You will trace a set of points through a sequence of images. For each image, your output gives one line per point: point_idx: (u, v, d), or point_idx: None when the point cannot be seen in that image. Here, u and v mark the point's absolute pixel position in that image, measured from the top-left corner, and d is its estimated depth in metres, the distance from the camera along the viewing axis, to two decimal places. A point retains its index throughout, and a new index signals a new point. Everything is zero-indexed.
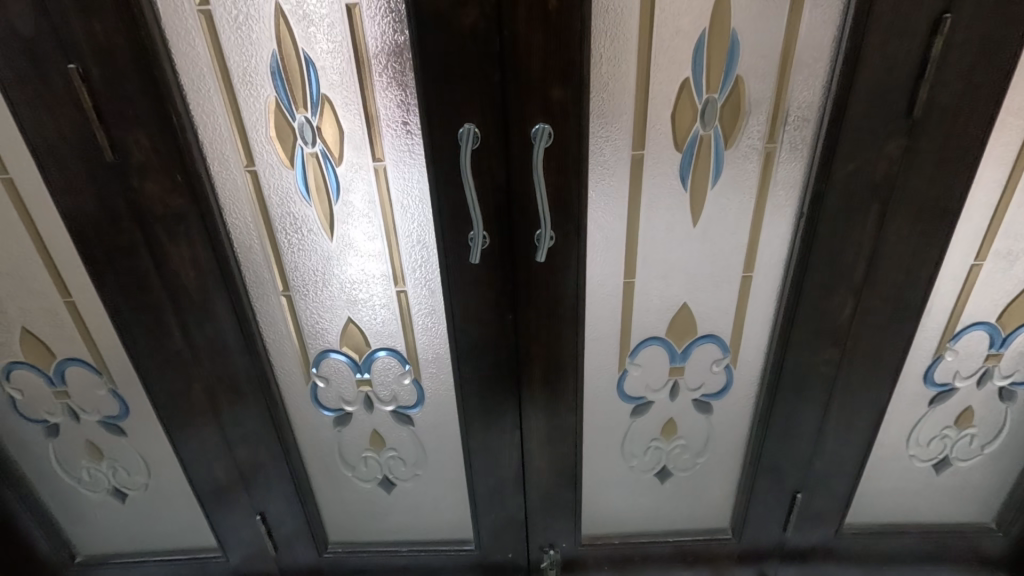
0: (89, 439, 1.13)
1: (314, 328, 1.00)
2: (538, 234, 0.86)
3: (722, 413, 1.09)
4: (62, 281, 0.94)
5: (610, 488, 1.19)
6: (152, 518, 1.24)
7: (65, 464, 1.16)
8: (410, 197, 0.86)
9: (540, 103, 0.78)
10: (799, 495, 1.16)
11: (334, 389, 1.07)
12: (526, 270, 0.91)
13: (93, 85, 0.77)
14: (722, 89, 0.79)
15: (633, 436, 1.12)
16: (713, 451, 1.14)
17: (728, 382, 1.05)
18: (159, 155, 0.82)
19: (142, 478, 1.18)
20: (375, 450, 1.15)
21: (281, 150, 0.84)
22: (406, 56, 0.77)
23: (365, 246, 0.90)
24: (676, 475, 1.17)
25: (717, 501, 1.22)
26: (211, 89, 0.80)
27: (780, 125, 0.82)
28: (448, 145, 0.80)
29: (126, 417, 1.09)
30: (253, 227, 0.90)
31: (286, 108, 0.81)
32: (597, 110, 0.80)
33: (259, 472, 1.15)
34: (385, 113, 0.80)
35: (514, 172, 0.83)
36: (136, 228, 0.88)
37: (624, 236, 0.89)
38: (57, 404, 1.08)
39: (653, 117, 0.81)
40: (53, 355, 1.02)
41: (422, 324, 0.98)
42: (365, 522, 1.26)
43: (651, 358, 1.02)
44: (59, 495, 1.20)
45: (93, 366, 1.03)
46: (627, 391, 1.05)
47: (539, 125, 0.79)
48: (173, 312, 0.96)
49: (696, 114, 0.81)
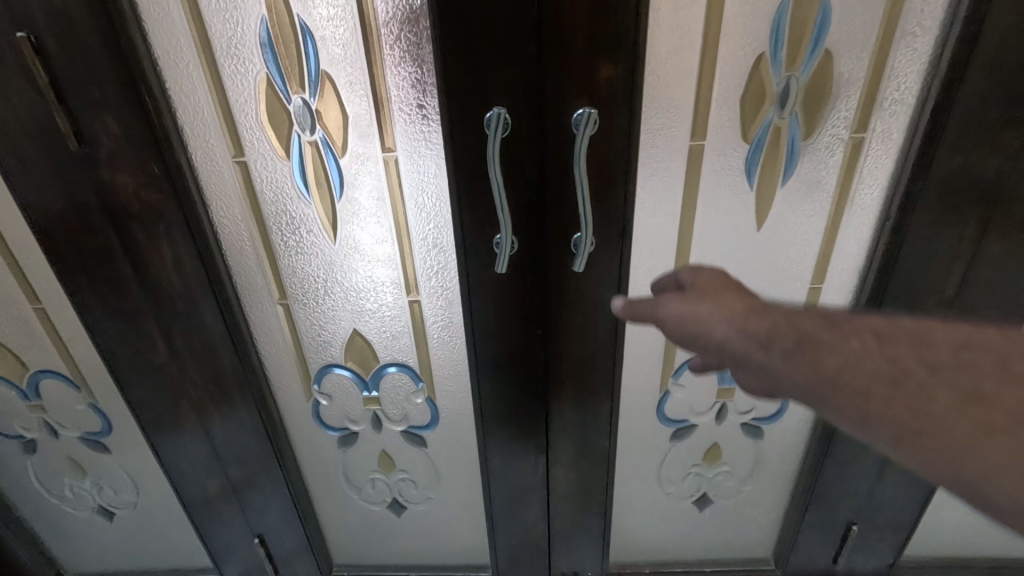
0: (71, 456, 1.02)
1: (316, 340, 0.88)
2: (577, 239, 0.73)
3: (774, 437, 0.97)
4: (30, 286, 0.82)
5: (643, 514, 1.07)
6: (142, 539, 1.13)
7: (46, 482, 1.05)
8: (425, 194, 0.73)
9: (584, 83, 0.64)
10: (855, 526, 1.02)
11: (339, 407, 0.96)
12: (560, 279, 0.78)
13: (49, 58, 0.64)
14: (806, 66, 0.65)
15: (672, 461, 1.00)
16: (759, 477, 1.02)
17: (783, 403, 0.93)
18: (131, 143, 0.70)
19: (129, 497, 1.07)
20: (384, 471, 1.04)
21: (274, 138, 0.71)
22: (423, 24, 0.64)
23: (373, 250, 0.78)
24: (717, 502, 1.05)
25: (760, 530, 1.10)
26: (191, 64, 0.67)
27: (873, 110, 0.68)
28: (472, 134, 0.67)
29: (110, 433, 0.98)
30: (244, 226, 0.78)
31: (279, 88, 0.68)
32: (652, 92, 0.67)
33: (256, 494, 1.04)
34: (398, 94, 0.67)
35: (549, 167, 0.70)
36: (108, 228, 0.75)
37: (675, 242, 0.77)
38: (33, 419, 0.97)
39: (717, 102, 0.67)
40: (25, 367, 0.90)
41: (437, 338, 0.86)
42: (373, 545, 1.16)
43: (697, 377, 0.90)
44: (40, 513, 1.09)
45: (70, 379, 0.91)
46: (668, 413, 0.94)
47: (582, 109, 0.66)
48: (154, 323, 0.84)
49: (772, 98, 0.67)
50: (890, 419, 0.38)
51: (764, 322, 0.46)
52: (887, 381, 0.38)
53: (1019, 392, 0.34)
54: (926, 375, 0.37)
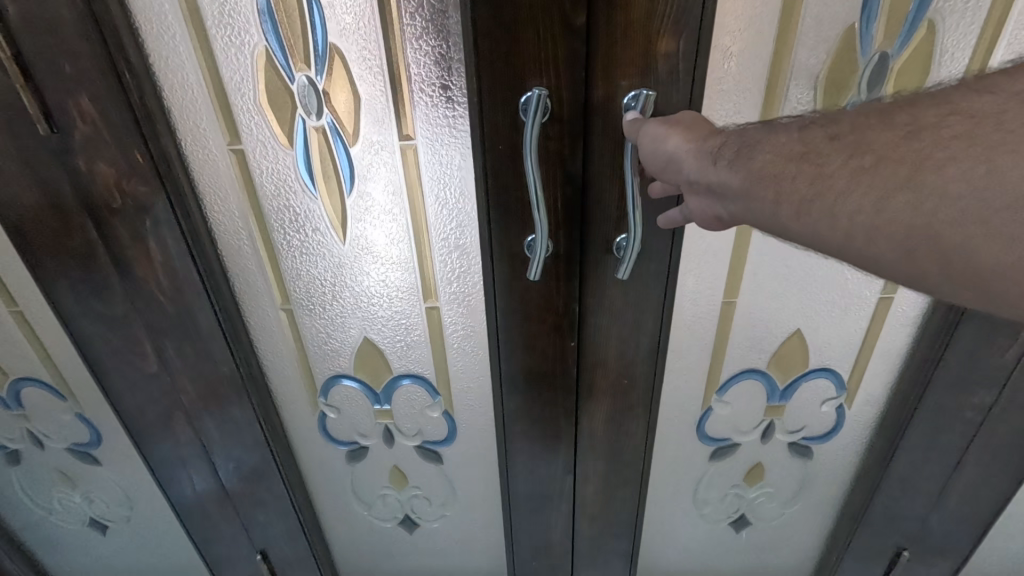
0: (58, 468, 0.93)
1: (322, 349, 0.80)
2: (621, 241, 0.64)
3: (825, 459, 0.89)
4: (5, 287, 0.73)
5: (675, 535, 0.99)
6: (136, 556, 1.05)
7: (32, 495, 0.97)
8: (448, 189, 0.64)
9: (640, 61, 0.55)
10: (905, 553, 0.91)
11: (347, 420, 0.87)
12: (599, 286, 0.69)
13: (12, 27, 0.55)
14: (900, 44, 0.56)
15: (710, 481, 0.91)
16: (805, 499, 0.94)
17: (837, 423, 0.84)
18: (111, 126, 0.61)
19: (123, 511, 0.98)
20: (395, 487, 0.96)
21: (275, 123, 0.62)
22: None
23: (387, 251, 0.69)
24: (756, 524, 0.97)
25: (800, 553, 1.02)
26: (178, 35, 0.58)
27: None
28: (506, 118, 0.57)
29: (99, 446, 0.89)
30: (242, 223, 0.70)
31: (280, 64, 0.59)
32: (717, 71, 0.58)
33: (259, 510, 0.96)
34: (418, 72, 0.58)
35: (593, 157, 0.60)
36: (89, 225, 0.67)
37: (731, 246, 0.69)
38: (16, 429, 0.88)
39: (793, 83, 0.58)
40: (4, 374, 0.81)
41: (457, 349, 0.77)
42: (382, 561, 1.09)
43: (744, 393, 0.82)
44: (28, 526, 1.01)
45: (54, 387, 0.82)
46: (709, 432, 0.85)
47: (635, 91, 0.56)
48: (144, 329, 0.75)
49: (857, 80, 0.58)
50: (801, 190, 0.41)
51: (716, 140, 0.49)
52: (801, 157, 0.42)
53: (890, 140, 0.38)
54: (831, 145, 0.41)
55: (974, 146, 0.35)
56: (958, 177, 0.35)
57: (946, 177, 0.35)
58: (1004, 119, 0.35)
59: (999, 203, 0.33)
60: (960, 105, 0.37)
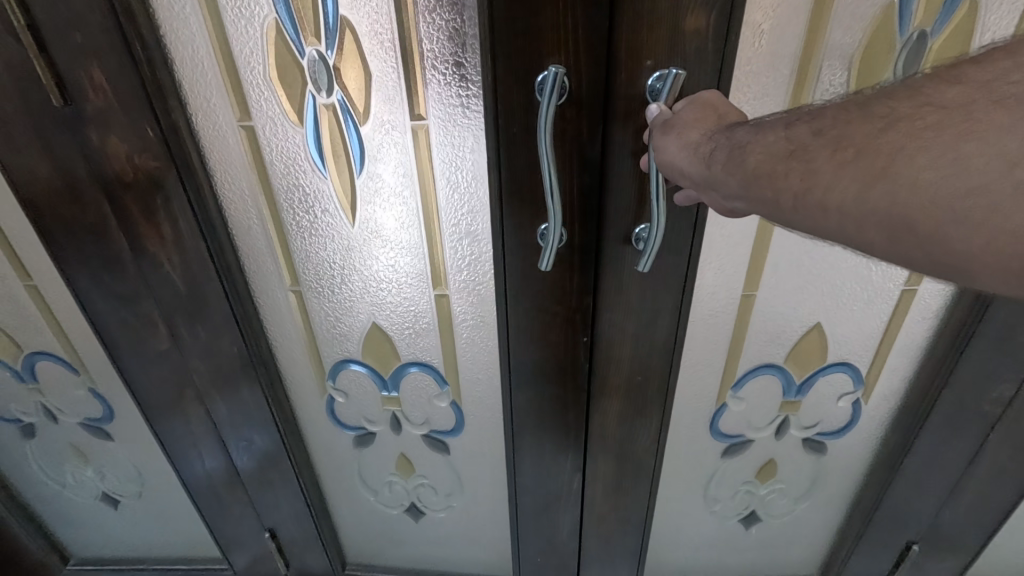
0: (71, 443, 0.94)
1: (331, 334, 0.79)
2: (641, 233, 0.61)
3: (840, 456, 0.85)
4: (19, 261, 0.73)
5: (685, 532, 0.96)
6: (149, 530, 1.06)
7: (47, 467, 0.97)
8: (459, 172, 0.62)
9: (667, 39, 0.52)
10: (916, 545, 0.86)
11: (354, 405, 0.87)
12: (618, 278, 0.66)
13: None
14: (941, 21, 0.54)
15: (722, 478, 0.88)
16: (818, 496, 0.90)
17: (851, 418, 0.81)
18: (123, 100, 0.60)
19: (135, 486, 0.99)
20: (402, 475, 0.95)
21: (285, 99, 0.60)
22: None
23: (396, 235, 0.67)
24: (766, 520, 0.94)
25: (810, 552, 0.98)
26: (188, 6, 0.57)
27: None
28: (522, 97, 0.54)
29: (111, 421, 0.89)
30: (252, 203, 0.69)
31: (291, 38, 0.57)
32: (746, 52, 0.55)
33: (267, 490, 0.97)
34: (431, 47, 0.55)
35: (614, 142, 0.57)
36: (101, 200, 0.66)
37: (753, 234, 0.66)
38: (30, 402, 0.88)
39: (826, 63, 0.56)
40: (18, 348, 0.81)
41: (465, 338, 0.75)
42: (386, 547, 1.09)
43: (758, 389, 0.79)
44: (42, 499, 1.02)
45: (68, 362, 0.82)
46: (723, 428, 0.82)
47: (661, 72, 0.53)
48: (155, 306, 0.75)
49: (894, 59, 0.55)
50: (793, 187, 0.39)
51: (710, 142, 0.47)
52: (789, 156, 0.40)
53: (876, 128, 0.36)
54: (815, 142, 0.39)
55: (947, 135, 0.32)
56: (931, 168, 0.32)
57: (917, 166, 0.33)
58: (975, 105, 0.32)
59: (970, 192, 0.31)
60: (934, 94, 0.34)
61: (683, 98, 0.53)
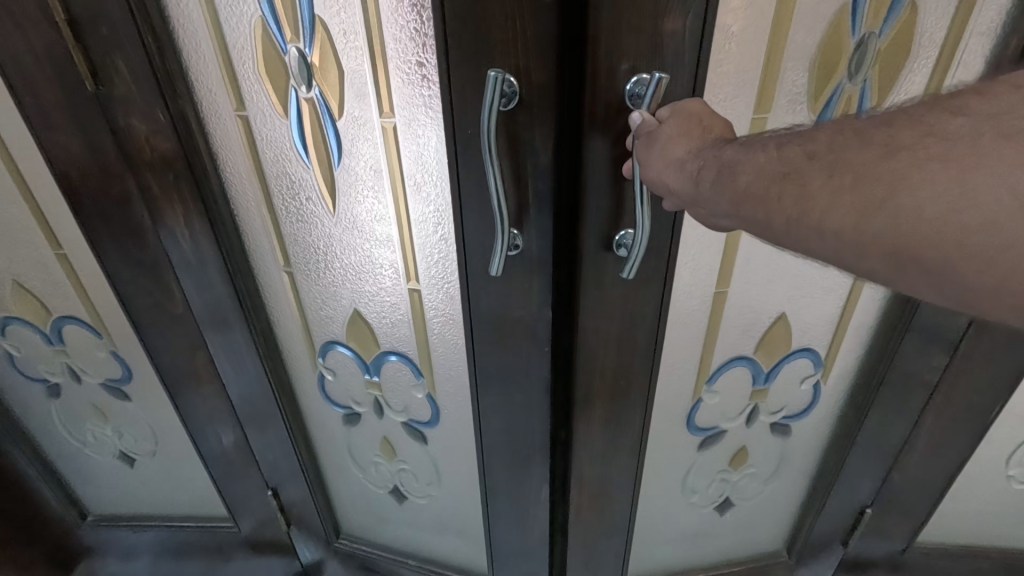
0: (93, 402, 1.02)
1: (319, 315, 0.83)
2: (623, 238, 0.60)
3: (803, 434, 0.89)
4: (50, 231, 0.80)
5: (662, 528, 0.99)
6: (162, 486, 1.15)
7: (70, 426, 1.06)
8: (423, 170, 0.62)
9: (646, 44, 0.51)
10: (868, 509, 0.95)
11: (343, 384, 0.91)
12: (601, 282, 0.64)
13: None
14: (884, 25, 0.61)
15: (698, 470, 0.91)
16: (784, 474, 0.95)
17: (812, 400, 0.85)
18: (142, 89, 0.67)
19: (149, 445, 1.08)
20: (385, 458, 0.98)
21: (272, 92, 0.64)
22: None
23: (372, 229, 0.69)
24: (738, 505, 0.97)
25: (775, 527, 1.03)
26: (191, 3, 0.62)
27: (945, 73, 0.63)
28: (475, 100, 0.54)
29: (130, 382, 0.98)
30: (249, 186, 0.74)
31: (275, 35, 0.60)
32: (718, 51, 0.60)
33: (270, 452, 1.04)
34: (395, 47, 0.56)
35: (591, 147, 0.56)
36: (128, 174, 0.74)
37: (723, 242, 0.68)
38: (56, 363, 0.96)
39: (790, 65, 0.61)
40: (48, 312, 0.89)
41: (437, 333, 0.76)
42: (375, 523, 1.13)
43: (731, 381, 0.82)
44: (65, 455, 1.11)
45: (92, 326, 0.90)
46: (698, 422, 0.85)
47: (640, 75, 0.52)
48: (172, 270, 0.82)
49: (847, 62, 0.62)
50: (786, 210, 0.39)
51: (696, 161, 0.46)
52: (784, 179, 0.39)
53: (874, 156, 0.35)
54: (810, 165, 0.38)
55: (953, 166, 0.32)
56: (936, 200, 0.32)
57: (922, 197, 0.32)
58: (982, 137, 0.31)
59: (975, 228, 0.31)
60: (939, 124, 0.33)
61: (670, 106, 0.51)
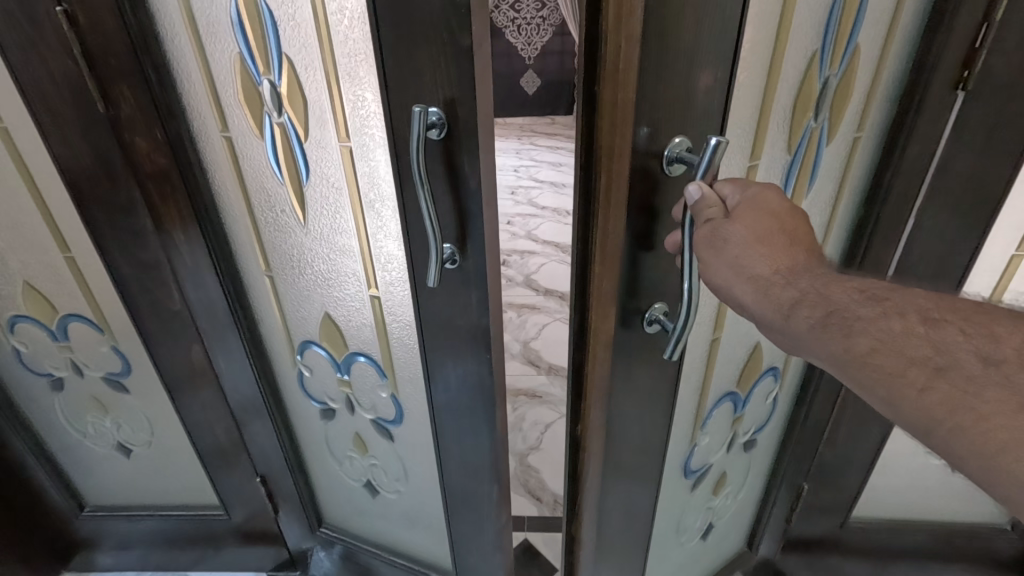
0: (93, 395, 1.12)
1: (296, 315, 0.91)
2: (650, 315, 0.69)
3: (761, 447, 1.07)
4: (61, 236, 0.91)
5: (662, 566, 1.11)
6: (157, 475, 1.25)
7: (71, 417, 1.16)
8: (376, 190, 0.70)
9: (682, 105, 0.57)
10: (805, 487, 1.11)
11: (319, 381, 0.98)
12: (644, 346, 0.73)
13: (81, 30, 0.70)
14: (840, 68, 0.70)
15: (690, 509, 1.05)
16: (747, 487, 1.13)
17: (770, 414, 1.02)
18: (144, 113, 0.76)
19: (145, 435, 1.18)
20: (358, 452, 1.05)
21: (250, 116, 0.73)
22: (355, 15, 0.59)
23: (336, 240, 0.77)
24: (717, 525, 1.14)
25: (740, 529, 1.23)
26: (183, 41, 0.71)
27: (872, 110, 0.75)
28: (404, 126, 0.61)
29: (129, 375, 1.08)
30: (233, 198, 0.83)
31: (250, 68, 0.69)
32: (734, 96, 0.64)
33: (257, 444, 1.13)
34: (350, 82, 0.63)
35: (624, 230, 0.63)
36: (133, 184, 0.82)
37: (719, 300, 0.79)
38: (61, 359, 1.07)
39: (777, 110, 0.69)
40: (55, 310, 1.00)
41: (397, 338, 0.83)
42: (353, 517, 1.21)
43: (718, 418, 0.94)
44: (66, 447, 1.21)
45: (95, 324, 1.01)
46: (693, 465, 0.96)
47: (680, 138, 0.59)
48: (169, 274, 0.91)
49: (814, 102, 0.71)
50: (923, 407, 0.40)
51: (782, 291, 0.50)
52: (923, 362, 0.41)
53: None
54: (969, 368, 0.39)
55: None
56: None
57: None
58: None
59: None
60: None
61: (733, 185, 0.57)
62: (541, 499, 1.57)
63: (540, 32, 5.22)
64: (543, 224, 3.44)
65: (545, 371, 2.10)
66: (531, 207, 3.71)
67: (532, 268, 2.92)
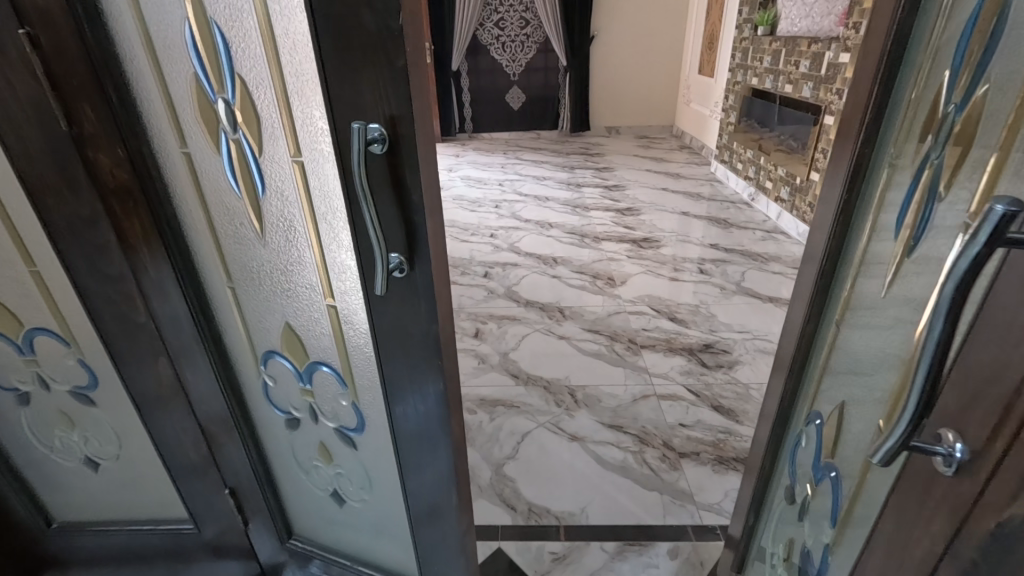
0: (61, 409, 1.13)
1: (260, 325, 0.93)
2: None
3: None
4: (26, 251, 0.93)
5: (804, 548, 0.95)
6: (126, 489, 1.25)
7: (38, 431, 1.16)
8: (328, 204, 0.73)
9: None
10: None
11: (282, 390, 0.99)
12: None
13: (43, 52, 0.73)
14: None
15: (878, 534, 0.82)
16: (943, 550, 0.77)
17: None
18: (105, 130, 0.78)
19: (114, 448, 1.18)
20: (324, 460, 1.06)
21: (208, 134, 0.76)
22: (299, 39, 0.63)
23: (293, 251, 0.80)
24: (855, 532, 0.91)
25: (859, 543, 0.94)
26: (142, 61, 0.74)
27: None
28: (345, 143, 0.64)
29: (96, 389, 1.09)
30: (194, 210, 0.85)
31: (205, 87, 0.72)
32: None
33: (224, 455, 1.13)
34: (299, 101, 0.67)
35: None
36: (96, 200, 0.84)
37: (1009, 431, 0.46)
38: (27, 372, 1.07)
39: None
40: (22, 324, 1.01)
41: (356, 346, 0.85)
42: (321, 526, 1.21)
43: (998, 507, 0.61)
44: (33, 461, 1.21)
45: (62, 337, 1.02)
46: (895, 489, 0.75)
47: None
48: (133, 288, 0.93)
49: None
50: None
51: None
52: None
53: None
54: None
55: None
56: None
57: None
58: None
59: None
60: None
61: None
62: (515, 507, 1.58)
63: (524, 48, 5.39)
64: (525, 236, 3.48)
65: (522, 381, 2.12)
66: (515, 220, 3.76)
67: (513, 279, 2.95)
